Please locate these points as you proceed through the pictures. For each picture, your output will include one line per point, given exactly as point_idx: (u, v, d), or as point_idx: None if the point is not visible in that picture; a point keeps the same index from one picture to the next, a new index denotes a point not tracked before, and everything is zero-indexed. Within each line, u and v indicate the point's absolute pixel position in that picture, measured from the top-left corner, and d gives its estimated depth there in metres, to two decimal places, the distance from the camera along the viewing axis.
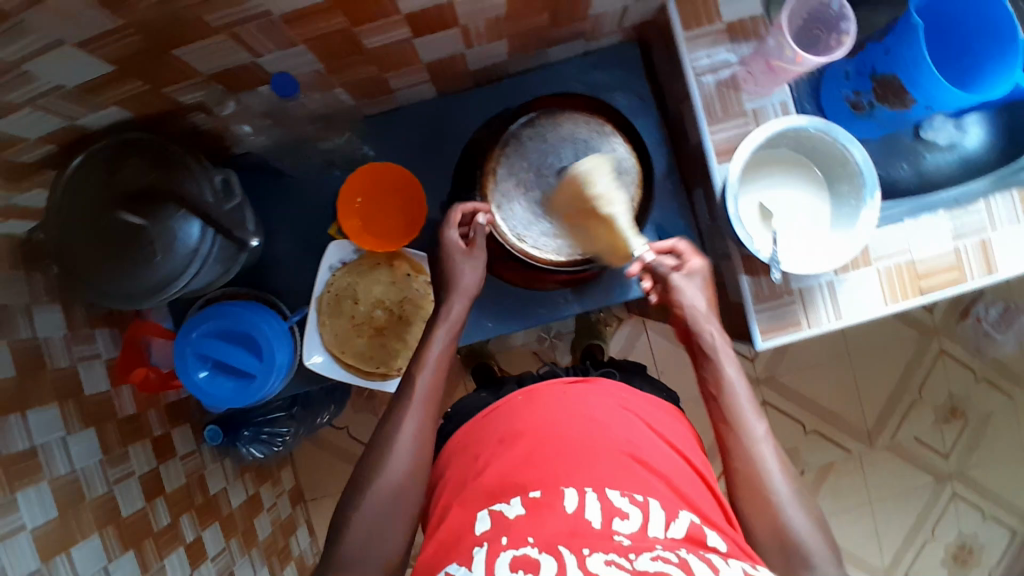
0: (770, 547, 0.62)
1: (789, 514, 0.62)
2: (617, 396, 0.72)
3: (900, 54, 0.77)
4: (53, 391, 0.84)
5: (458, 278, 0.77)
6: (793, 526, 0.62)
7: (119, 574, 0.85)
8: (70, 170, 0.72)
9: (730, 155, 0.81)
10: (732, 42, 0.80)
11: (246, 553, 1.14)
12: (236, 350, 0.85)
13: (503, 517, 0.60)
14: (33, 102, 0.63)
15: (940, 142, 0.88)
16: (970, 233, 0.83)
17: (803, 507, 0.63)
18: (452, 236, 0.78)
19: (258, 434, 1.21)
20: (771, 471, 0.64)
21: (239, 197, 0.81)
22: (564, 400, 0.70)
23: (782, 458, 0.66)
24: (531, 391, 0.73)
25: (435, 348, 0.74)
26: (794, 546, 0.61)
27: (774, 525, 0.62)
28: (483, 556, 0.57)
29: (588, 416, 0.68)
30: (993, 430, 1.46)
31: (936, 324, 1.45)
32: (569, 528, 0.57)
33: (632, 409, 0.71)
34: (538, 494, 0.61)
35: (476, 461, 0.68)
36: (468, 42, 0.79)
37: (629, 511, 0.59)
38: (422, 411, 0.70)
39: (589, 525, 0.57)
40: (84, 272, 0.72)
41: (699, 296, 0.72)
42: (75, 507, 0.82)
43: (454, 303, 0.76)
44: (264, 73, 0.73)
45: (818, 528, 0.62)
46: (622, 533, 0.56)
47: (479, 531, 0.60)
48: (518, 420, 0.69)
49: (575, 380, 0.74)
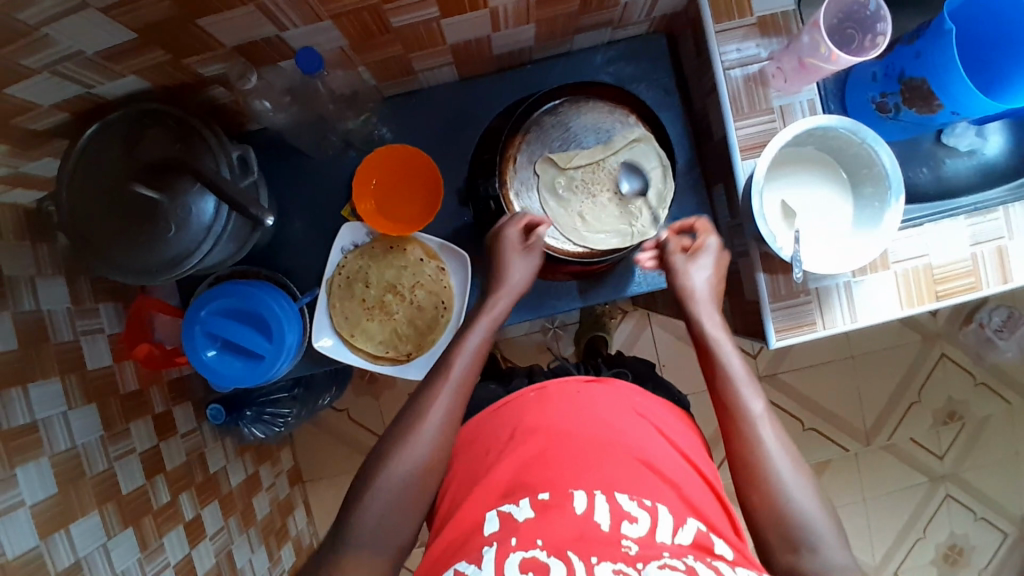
0: (769, 531, 0.63)
1: (793, 494, 0.64)
2: (630, 401, 0.72)
3: (931, 58, 0.77)
4: (56, 364, 0.83)
5: (509, 274, 0.78)
6: (789, 503, 0.63)
7: (118, 550, 0.84)
8: (81, 143, 0.70)
9: (754, 151, 0.80)
10: (763, 37, 0.79)
11: (244, 532, 1.14)
12: (245, 330, 0.83)
13: (512, 518, 0.59)
14: (50, 68, 0.61)
15: (961, 148, 0.88)
16: (988, 240, 0.83)
17: (805, 489, 0.64)
18: (512, 232, 0.79)
19: (260, 414, 1.19)
20: (772, 451, 0.66)
21: (256, 174, 0.78)
22: (576, 402, 0.70)
23: (783, 437, 0.68)
24: (543, 389, 0.72)
25: (475, 337, 0.74)
26: (791, 527, 0.62)
27: (775, 506, 0.64)
28: (492, 557, 0.56)
29: (599, 420, 0.67)
30: (990, 435, 1.48)
31: (939, 329, 1.46)
32: (577, 531, 0.56)
33: (647, 416, 0.71)
34: (547, 496, 0.60)
35: (486, 458, 0.68)
36: (496, 26, 0.78)
37: (638, 515, 0.58)
38: (453, 396, 0.69)
39: (598, 528, 0.57)
40: (101, 244, 0.71)
41: (705, 277, 0.77)
42: (75, 481, 0.81)
43: (502, 299, 0.77)
44: (287, 49, 0.71)
45: (823, 508, 0.64)
46: (630, 538, 0.56)
47: (488, 531, 0.59)
48: (530, 422, 0.68)
49: (589, 379, 0.73)
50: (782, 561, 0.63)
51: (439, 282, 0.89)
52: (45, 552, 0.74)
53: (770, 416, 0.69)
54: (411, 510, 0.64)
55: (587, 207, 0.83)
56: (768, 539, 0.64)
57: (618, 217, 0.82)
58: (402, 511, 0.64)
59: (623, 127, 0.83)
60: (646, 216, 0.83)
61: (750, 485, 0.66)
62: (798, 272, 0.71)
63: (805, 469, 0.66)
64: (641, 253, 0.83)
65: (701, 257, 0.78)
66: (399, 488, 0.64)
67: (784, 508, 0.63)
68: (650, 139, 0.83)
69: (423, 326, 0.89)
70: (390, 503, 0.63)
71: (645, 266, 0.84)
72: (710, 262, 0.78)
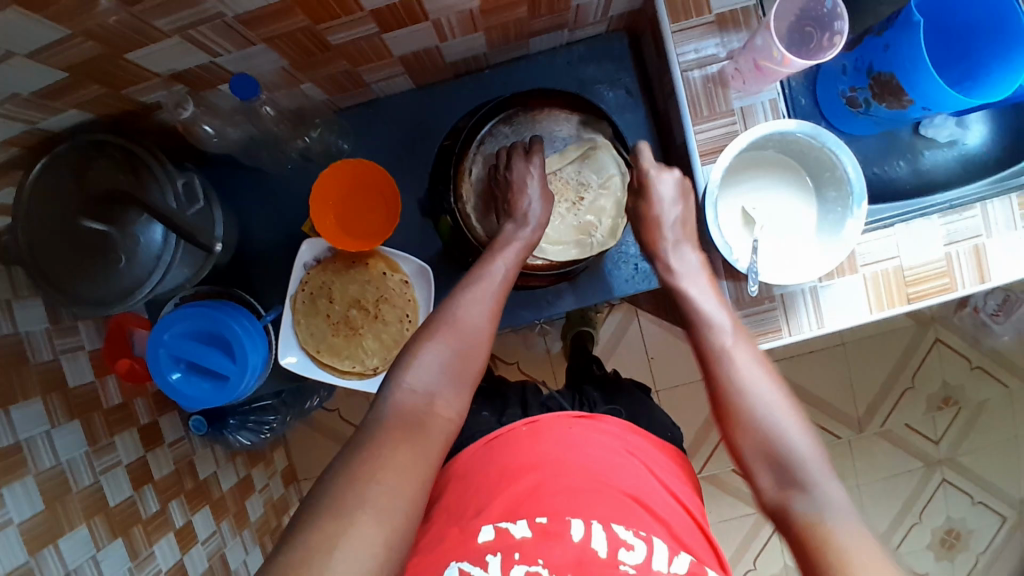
0: (759, 468, 0.59)
1: (779, 427, 0.59)
2: (623, 440, 0.72)
3: (899, 51, 0.73)
4: (38, 384, 0.81)
5: (522, 208, 0.77)
6: (775, 438, 0.59)
7: (107, 563, 0.84)
8: (32, 175, 0.70)
9: (715, 156, 0.78)
10: (722, 34, 0.76)
11: (238, 534, 1.13)
12: (209, 351, 0.83)
13: (509, 535, 0.60)
14: None
15: (941, 138, 0.85)
16: (964, 239, 0.80)
17: (795, 422, 0.60)
18: (520, 168, 0.81)
19: (245, 422, 1.15)
20: (756, 387, 0.62)
21: (202, 201, 0.80)
22: (569, 437, 0.70)
23: (762, 370, 0.64)
24: (535, 424, 0.72)
25: (500, 265, 0.71)
26: (781, 457, 0.58)
27: (759, 439, 0.59)
28: (496, 563, 0.58)
29: (592, 458, 0.68)
30: (988, 418, 1.45)
31: (933, 313, 1.42)
32: (576, 556, 0.58)
33: (638, 454, 0.71)
34: (545, 521, 0.61)
35: (477, 493, 0.65)
36: (443, 37, 0.75)
37: (635, 542, 0.60)
38: (475, 336, 0.64)
39: (596, 556, 0.58)
40: (57, 278, 0.69)
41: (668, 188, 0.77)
42: (61, 499, 0.80)
43: (527, 229, 0.76)
44: (225, 73, 0.69)
45: (814, 442, 0.59)
46: (628, 564, 0.58)
47: (483, 540, 0.60)
48: (524, 454, 0.68)
49: (580, 416, 0.74)
50: (772, 497, 0.58)
51: (403, 295, 0.88)
52: (35, 567, 0.74)
53: (752, 355, 0.65)
54: (448, 401, 0.60)
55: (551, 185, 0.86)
56: (759, 477, 0.59)
57: (575, 228, 0.85)
58: (438, 404, 0.59)
59: (581, 134, 0.87)
60: (606, 225, 0.86)
61: (731, 422, 0.62)
62: (755, 285, 0.72)
63: (789, 402, 0.61)
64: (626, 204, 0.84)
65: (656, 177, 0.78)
66: (437, 371, 0.61)
67: (770, 439, 0.59)
68: (608, 146, 0.86)
69: (389, 339, 0.88)
70: (426, 391, 0.59)
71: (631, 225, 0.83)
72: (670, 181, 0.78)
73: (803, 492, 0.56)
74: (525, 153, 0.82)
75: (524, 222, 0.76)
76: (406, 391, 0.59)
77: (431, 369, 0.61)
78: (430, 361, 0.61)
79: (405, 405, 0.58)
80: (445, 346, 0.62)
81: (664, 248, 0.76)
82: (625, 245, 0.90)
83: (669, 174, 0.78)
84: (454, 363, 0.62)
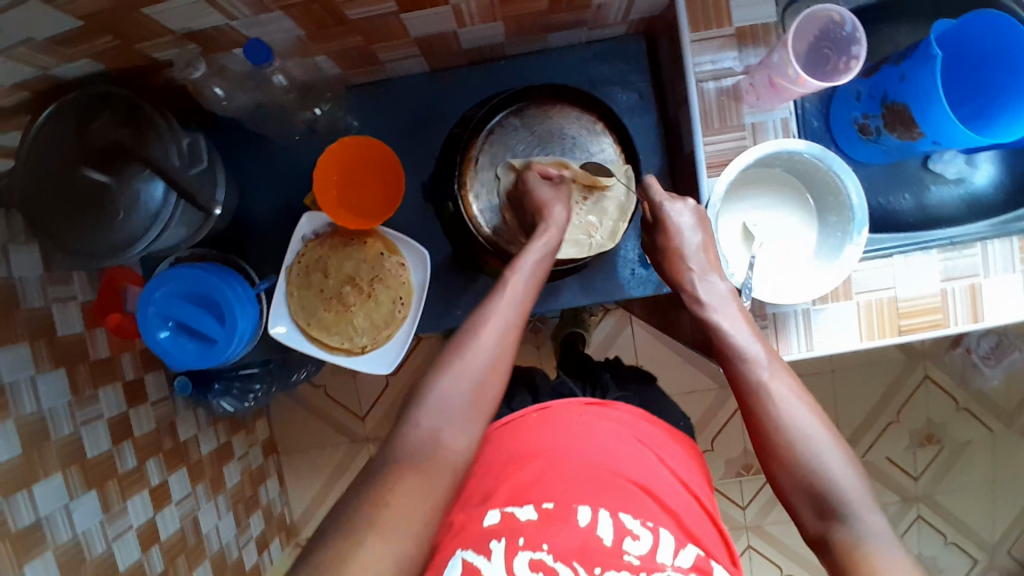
0: (799, 502, 0.59)
1: (825, 462, 0.59)
2: (631, 427, 0.71)
3: (915, 82, 0.73)
4: (26, 331, 0.81)
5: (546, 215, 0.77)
6: (820, 474, 0.58)
7: (79, 513, 0.84)
8: (36, 122, 0.70)
9: (721, 169, 0.78)
10: (739, 49, 0.76)
11: (212, 499, 1.14)
12: (199, 313, 0.83)
13: (514, 518, 0.60)
14: (6, 52, 0.61)
15: (949, 174, 0.86)
16: (961, 276, 0.80)
17: (842, 455, 0.59)
18: (538, 182, 0.81)
19: (229, 388, 1.14)
20: (799, 425, 0.61)
21: (205, 162, 0.80)
22: (577, 424, 0.70)
23: (801, 402, 0.62)
24: (544, 409, 0.72)
25: (519, 277, 0.69)
26: (824, 493, 0.58)
27: (802, 477, 0.59)
28: (500, 550, 0.58)
29: (601, 446, 0.67)
30: (968, 459, 1.45)
31: (925, 350, 1.42)
32: (581, 542, 0.59)
33: (648, 443, 0.70)
34: (551, 506, 0.61)
35: (482, 478, 0.66)
36: (461, 22, 0.75)
37: (640, 532, 0.60)
38: (489, 364, 0.62)
39: (600, 542, 0.59)
40: (54, 226, 0.70)
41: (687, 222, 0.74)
42: (39, 445, 0.80)
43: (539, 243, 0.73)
44: (241, 37, 0.69)
45: (859, 474, 0.59)
46: (631, 554, 0.59)
47: (487, 522, 0.61)
48: (531, 439, 0.68)
49: (590, 402, 0.73)
50: (812, 527, 0.59)
51: (398, 277, 0.88)
52: (7, 510, 0.74)
53: (792, 390, 0.63)
54: (456, 434, 0.58)
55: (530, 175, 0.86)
56: (799, 509, 0.59)
57: (575, 228, 0.84)
58: (450, 437, 0.57)
59: (590, 135, 0.88)
60: (606, 227, 0.84)
61: (771, 457, 0.61)
62: (747, 299, 0.72)
63: (831, 434, 0.60)
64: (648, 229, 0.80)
65: (678, 212, 0.74)
66: (457, 403, 0.59)
67: (811, 475, 0.59)
68: (615, 149, 0.88)
69: (379, 320, 0.87)
70: (435, 427, 0.57)
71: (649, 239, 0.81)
72: (690, 213, 0.74)
73: (846, 525, 0.56)
74: (550, 174, 0.83)
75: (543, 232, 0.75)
76: (420, 426, 0.57)
77: (445, 403, 0.59)
78: (449, 394, 0.59)
79: (414, 443, 0.56)
80: (459, 378, 0.60)
81: (690, 279, 0.72)
82: (624, 249, 0.90)
83: (684, 206, 0.74)
84: (468, 398, 0.60)
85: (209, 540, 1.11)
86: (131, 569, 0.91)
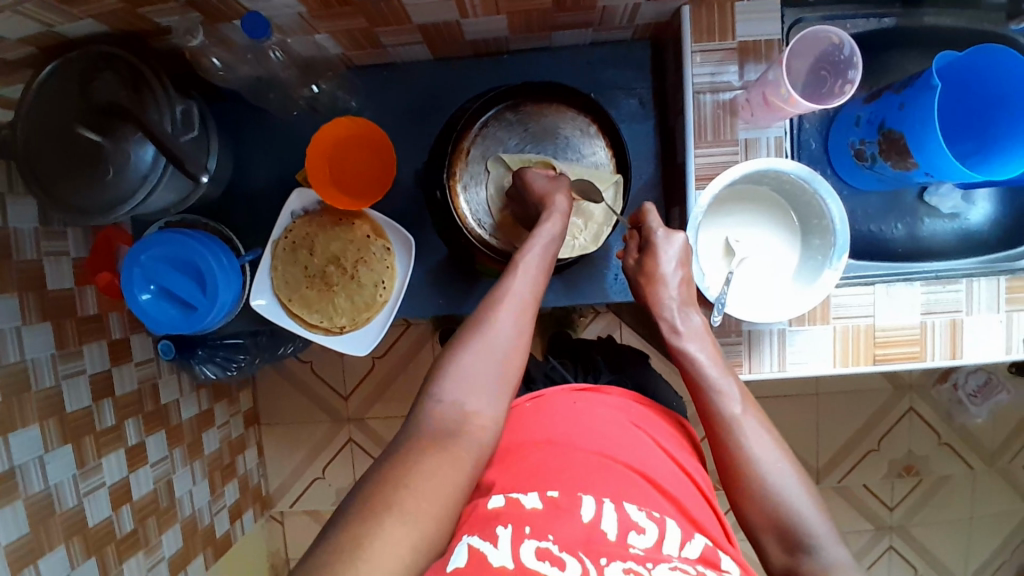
0: (765, 534, 0.59)
1: (789, 495, 0.59)
2: (628, 413, 0.70)
3: (913, 111, 0.72)
4: (17, 282, 0.82)
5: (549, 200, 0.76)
6: (786, 506, 0.59)
7: (53, 465, 0.85)
8: (41, 76, 0.71)
9: (707, 182, 0.78)
10: (740, 64, 0.76)
11: (188, 464, 1.15)
12: (182, 280, 0.84)
13: (519, 506, 0.56)
14: (13, 8, 0.62)
15: (944, 209, 0.85)
16: (942, 311, 0.80)
17: (806, 489, 0.60)
18: (534, 175, 0.81)
19: (212, 356, 1.11)
20: (765, 457, 0.61)
21: (197, 130, 0.80)
22: (573, 410, 0.68)
23: (770, 439, 0.63)
24: (539, 398, 0.71)
25: (530, 254, 0.70)
26: (790, 526, 0.58)
27: (768, 510, 0.59)
28: (505, 538, 0.52)
29: (596, 429, 0.66)
30: (946, 494, 1.44)
31: (913, 382, 1.41)
32: (585, 535, 0.53)
33: (643, 426, 0.69)
34: (556, 495, 0.57)
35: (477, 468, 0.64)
36: (464, 13, 0.75)
37: (646, 526, 0.56)
38: (512, 344, 0.63)
39: (605, 535, 0.54)
40: (47, 178, 0.72)
41: (675, 264, 0.73)
42: (19, 396, 0.81)
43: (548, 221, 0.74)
44: (242, 9, 0.70)
45: (822, 507, 0.59)
46: (637, 546, 0.53)
47: (491, 506, 0.57)
48: (528, 425, 0.66)
49: (583, 388, 0.73)
50: (778, 563, 0.58)
51: (383, 261, 0.88)
52: None
53: (758, 423, 0.64)
54: (481, 403, 0.59)
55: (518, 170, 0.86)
56: (765, 542, 0.59)
57: None
58: (474, 414, 0.58)
59: (583, 136, 0.88)
60: (592, 229, 0.84)
61: (738, 491, 0.61)
62: (719, 314, 0.73)
63: (797, 469, 0.61)
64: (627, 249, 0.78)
65: (669, 240, 0.73)
66: (481, 377, 0.60)
67: (778, 508, 0.59)
68: (608, 152, 0.87)
69: (360, 303, 0.88)
70: (457, 402, 0.58)
71: (630, 259, 0.77)
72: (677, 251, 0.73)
73: (811, 556, 0.56)
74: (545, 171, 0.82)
75: (550, 215, 0.75)
76: (440, 403, 0.58)
77: (462, 377, 0.59)
78: (472, 368, 0.60)
79: (442, 418, 0.57)
80: (479, 358, 0.61)
81: (670, 307, 0.72)
82: (611, 253, 0.90)
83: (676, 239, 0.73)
84: (495, 372, 0.61)
85: (182, 504, 1.12)
86: (101, 526, 0.93)
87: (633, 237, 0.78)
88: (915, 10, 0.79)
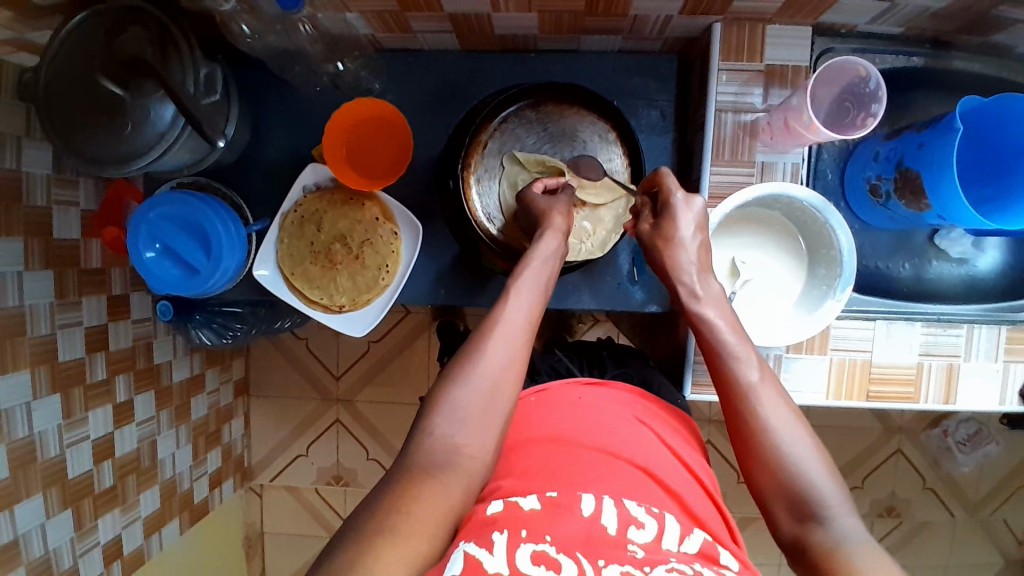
0: (776, 504, 0.58)
1: (803, 462, 0.58)
2: (633, 408, 0.70)
3: (932, 151, 0.72)
4: (23, 226, 0.83)
5: (549, 218, 0.76)
6: (799, 474, 0.58)
7: (40, 412, 0.86)
8: (71, 23, 0.72)
9: (719, 200, 0.78)
10: (765, 87, 0.76)
11: (174, 426, 1.15)
12: (187, 242, 0.84)
13: (517, 508, 0.54)
14: None
15: (953, 254, 0.85)
16: (940, 354, 0.80)
17: (821, 458, 0.59)
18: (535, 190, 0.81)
19: (209, 322, 1.12)
20: (780, 424, 0.60)
21: (219, 94, 0.79)
22: (576, 405, 0.68)
23: (787, 408, 0.61)
24: (543, 391, 0.71)
25: (529, 270, 0.70)
26: (803, 496, 0.57)
27: (781, 477, 0.58)
28: (502, 542, 0.50)
29: (599, 423, 0.66)
30: (923, 539, 1.44)
31: (903, 424, 1.41)
32: (584, 532, 0.52)
33: (647, 423, 0.69)
34: (555, 494, 0.56)
35: None
36: (496, 6, 0.75)
37: (645, 520, 0.55)
38: (507, 379, 0.62)
39: (605, 532, 0.53)
40: (65, 125, 0.73)
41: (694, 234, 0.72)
42: (14, 339, 0.81)
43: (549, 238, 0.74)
44: None
45: (835, 477, 0.58)
46: (636, 543, 0.52)
47: (490, 512, 0.55)
48: (530, 420, 0.67)
49: (590, 382, 0.73)
50: (788, 531, 0.57)
51: (388, 245, 0.88)
52: None
53: (773, 388, 0.63)
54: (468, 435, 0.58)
55: (533, 170, 0.87)
56: (776, 513, 0.58)
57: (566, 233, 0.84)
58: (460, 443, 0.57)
59: (601, 142, 0.88)
60: (599, 236, 0.84)
61: (752, 458, 0.60)
62: None
63: (812, 437, 0.60)
64: (636, 220, 0.78)
65: (690, 207, 0.72)
66: (476, 411, 0.59)
67: (790, 475, 0.58)
68: (624, 159, 0.88)
69: (362, 284, 0.88)
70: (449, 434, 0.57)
71: (641, 226, 0.76)
72: (693, 219, 0.72)
73: (822, 527, 0.55)
74: (552, 183, 0.83)
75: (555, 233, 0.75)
76: (432, 435, 0.57)
77: (456, 419, 0.58)
78: (465, 402, 0.59)
79: (436, 455, 0.56)
80: (476, 387, 0.60)
81: (689, 272, 0.70)
82: (617, 261, 0.90)
83: (692, 204, 0.72)
84: (483, 402, 0.60)
85: (163, 466, 1.12)
86: (81, 478, 0.93)
87: (643, 205, 0.78)
88: (944, 52, 0.79)
